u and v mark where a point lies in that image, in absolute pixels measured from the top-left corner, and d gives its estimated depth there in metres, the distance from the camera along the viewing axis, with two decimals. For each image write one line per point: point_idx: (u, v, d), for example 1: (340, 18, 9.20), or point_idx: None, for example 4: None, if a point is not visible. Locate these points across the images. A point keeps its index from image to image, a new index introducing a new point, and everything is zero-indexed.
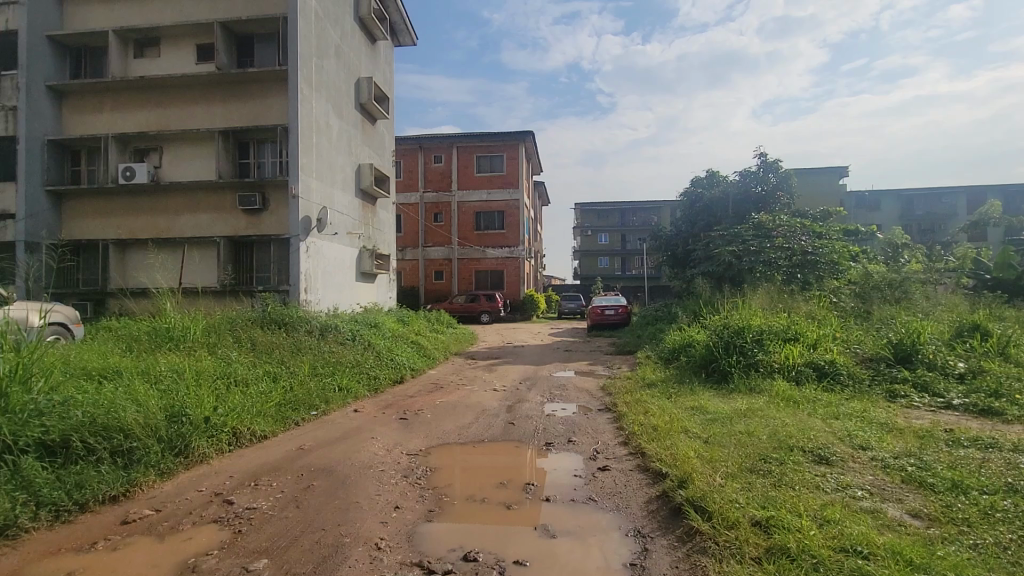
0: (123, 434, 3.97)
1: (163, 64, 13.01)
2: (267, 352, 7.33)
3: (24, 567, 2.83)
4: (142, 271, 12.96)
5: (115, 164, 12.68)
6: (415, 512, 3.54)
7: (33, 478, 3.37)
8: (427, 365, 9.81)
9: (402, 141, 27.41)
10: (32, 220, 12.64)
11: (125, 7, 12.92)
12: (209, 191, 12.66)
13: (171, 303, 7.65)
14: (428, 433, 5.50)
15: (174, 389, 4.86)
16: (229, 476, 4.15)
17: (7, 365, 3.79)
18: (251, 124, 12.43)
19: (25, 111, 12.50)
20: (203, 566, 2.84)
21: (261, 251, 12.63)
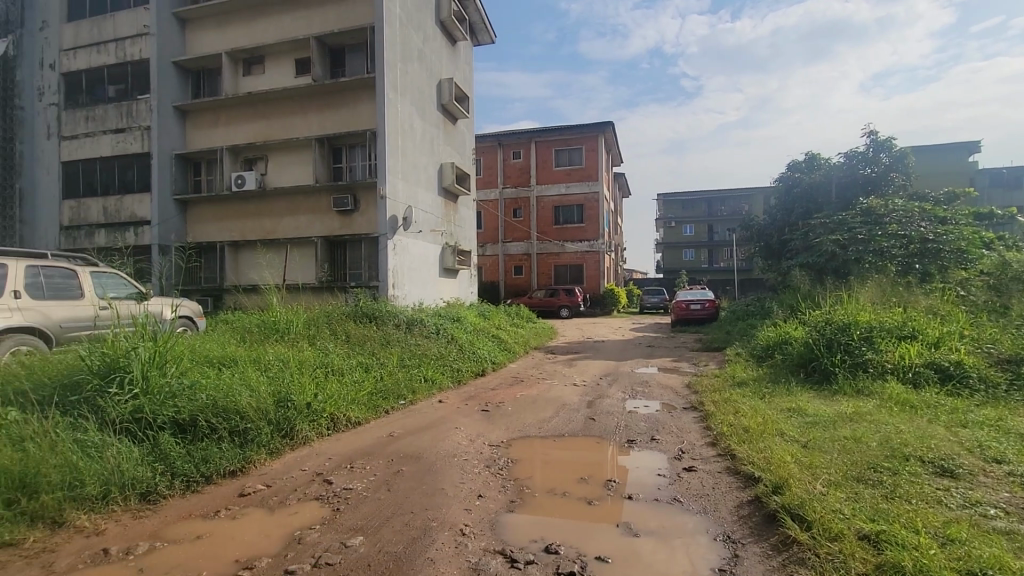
0: (239, 416, 4.41)
1: (268, 79, 14.23)
2: (360, 344, 7.81)
3: (165, 528, 3.26)
4: (252, 269, 14.32)
5: (229, 173, 14.11)
6: (497, 501, 3.62)
7: (169, 452, 3.86)
8: (507, 359, 9.97)
9: (482, 139, 27.95)
10: (164, 226, 14.38)
11: (235, 30, 14.27)
12: (307, 195, 13.69)
13: (276, 298, 8.35)
14: (508, 425, 5.59)
15: (281, 376, 5.33)
16: (328, 458, 4.49)
17: (146, 352, 4.31)
18: (343, 130, 13.26)
19: (157, 130, 14.22)
20: (308, 539, 3.11)
21: (353, 250, 13.43)
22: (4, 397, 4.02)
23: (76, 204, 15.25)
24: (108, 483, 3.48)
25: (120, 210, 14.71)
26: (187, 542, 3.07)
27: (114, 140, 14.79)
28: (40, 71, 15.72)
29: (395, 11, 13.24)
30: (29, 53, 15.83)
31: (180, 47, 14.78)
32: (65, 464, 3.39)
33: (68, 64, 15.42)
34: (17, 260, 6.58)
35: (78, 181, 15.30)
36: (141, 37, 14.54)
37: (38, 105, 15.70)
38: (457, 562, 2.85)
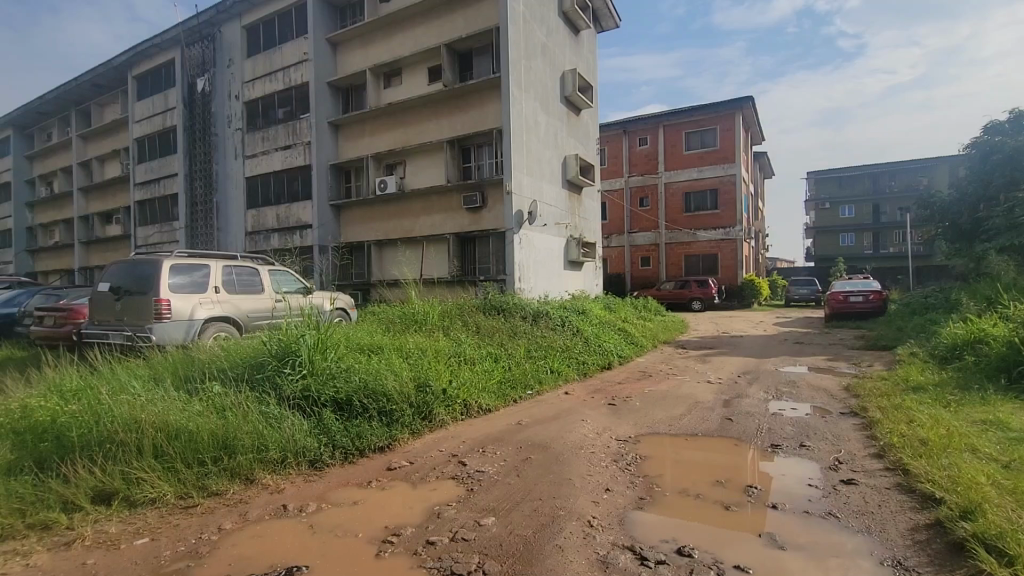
0: (386, 398, 4.86)
1: (405, 89, 15.42)
2: (489, 335, 8.17)
3: (330, 491, 3.74)
4: (394, 265, 15.71)
5: (375, 179, 15.61)
6: (625, 497, 3.54)
7: (330, 426, 4.40)
8: (635, 353, 9.68)
9: (607, 128, 27.40)
10: (323, 228, 16.38)
11: (378, 47, 15.69)
12: (440, 194, 14.61)
13: (414, 291, 9.03)
14: (636, 420, 5.42)
15: (420, 363, 5.77)
16: (463, 441, 4.77)
17: (312, 338, 4.94)
18: (472, 131, 13.90)
19: (316, 144, 16.21)
20: (445, 514, 3.33)
21: (482, 245, 14.02)
22: (210, 372, 4.89)
23: (257, 213, 17.95)
24: (286, 450, 4.08)
25: (289, 217, 17.04)
26: (347, 506, 3.48)
27: (283, 156, 17.11)
28: (228, 102, 18.77)
29: (519, 9, 13.51)
30: (221, 88, 18.96)
31: (332, 69, 16.69)
32: (255, 431, 4.03)
33: (249, 94, 18.16)
34: (215, 261, 7.94)
35: (258, 194, 18.01)
36: (302, 63, 16.59)
37: (228, 131, 18.76)
38: (586, 552, 2.85)
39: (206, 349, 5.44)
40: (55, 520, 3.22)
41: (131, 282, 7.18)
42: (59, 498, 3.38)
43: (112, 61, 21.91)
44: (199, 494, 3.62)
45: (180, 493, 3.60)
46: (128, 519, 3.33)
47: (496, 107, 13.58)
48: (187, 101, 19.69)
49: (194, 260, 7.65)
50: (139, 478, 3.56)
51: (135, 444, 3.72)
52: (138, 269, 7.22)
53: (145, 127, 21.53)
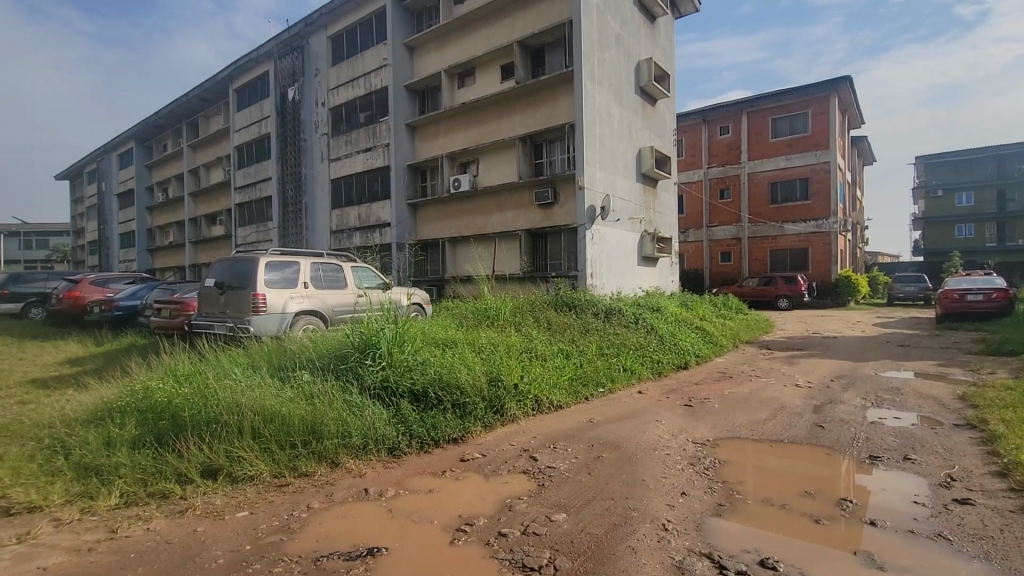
0: (460, 391, 4.99)
1: (478, 88, 15.69)
2: (561, 331, 8.14)
3: (408, 478, 3.91)
4: (467, 262, 16.06)
5: (449, 178, 16.04)
6: (703, 503, 3.39)
7: (407, 417, 4.58)
8: (713, 352, 9.23)
9: (685, 117, 26.31)
10: (401, 227, 17.07)
11: (452, 49, 16.07)
12: (512, 191, 14.73)
13: (487, 287, 9.16)
14: (714, 423, 5.17)
15: (492, 358, 5.86)
16: (534, 436, 4.78)
17: (391, 332, 5.16)
18: (544, 126, 13.88)
19: (395, 146, 16.92)
20: (517, 507, 3.36)
21: (554, 241, 13.97)
22: (300, 361, 5.26)
23: (340, 212, 19.03)
24: (367, 437, 4.31)
25: (370, 216, 17.90)
26: (423, 494, 3.61)
27: (365, 158, 18.00)
28: (316, 109, 20.03)
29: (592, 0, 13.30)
30: (310, 96, 20.26)
31: (409, 73, 17.33)
32: (339, 418, 4.29)
33: (333, 101, 19.27)
34: (304, 258, 8.51)
35: (342, 195, 19.09)
36: (382, 68, 17.34)
37: (316, 136, 20.02)
38: (660, 556, 2.76)
39: (296, 340, 5.86)
40: (171, 490, 3.62)
41: (231, 278, 7.88)
42: (174, 471, 3.79)
43: (217, 77, 24.09)
44: (291, 474, 3.92)
45: (275, 472, 3.91)
46: (231, 493, 3.67)
47: (569, 102, 13.45)
48: (280, 110, 21.26)
49: (286, 257, 8.25)
50: (240, 456, 3.91)
51: (236, 425, 4.09)
52: (238, 266, 7.91)
53: (244, 136, 23.49)
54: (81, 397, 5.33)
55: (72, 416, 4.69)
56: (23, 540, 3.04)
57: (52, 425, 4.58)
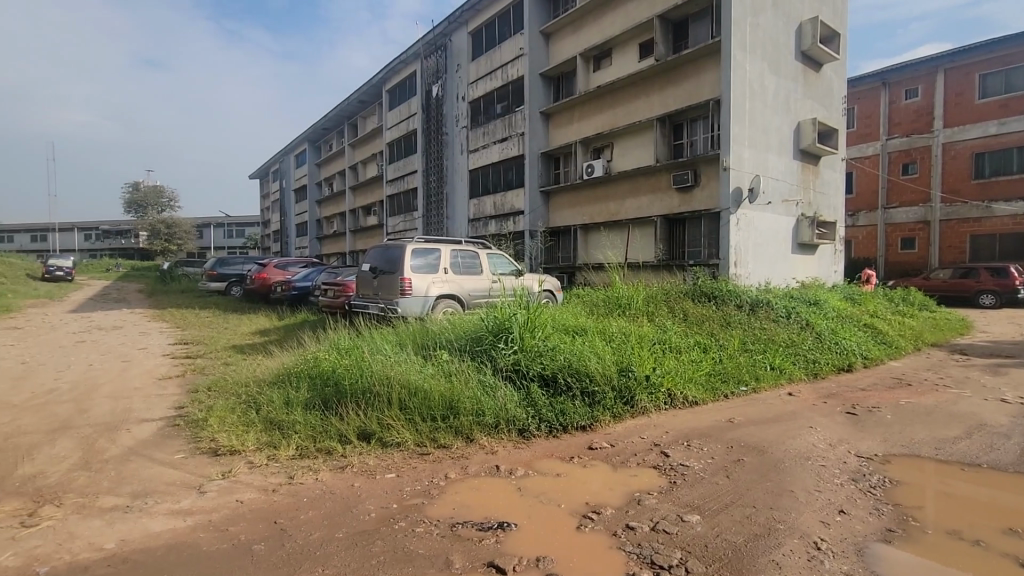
0: (589, 379, 4.96)
1: (614, 70, 15.25)
2: (699, 324, 7.64)
3: (538, 459, 4.00)
4: (599, 249, 15.88)
5: (583, 164, 15.91)
6: (867, 525, 2.95)
7: (537, 401, 4.67)
8: (886, 355, 7.98)
9: (860, 82, 22.92)
10: (534, 215, 17.39)
11: (589, 31, 15.81)
12: (648, 175, 14.14)
13: (619, 275, 8.92)
14: (886, 437, 4.47)
15: (623, 347, 5.71)
16: (666, 431, 4.58)
17: (523, 317, 5.28)
18: (685, 104, 13.05)
19: (529, 134, 17.22)
20: (646, 503, 3.25)
21: (693, 227, 13.15)
22: (441, 342, 5.64)
23: (477, 202, 19.93)
24: (499, 416, 4.49)
25: (504, 204, 18.49)
26: (551, 477, 3.66)
27: (500, 148, 18.60)
28: (457, 103, 21.13)
29: None
30: (451, 91, 21.43)
31: (544, 60, 17.46)
32: (474, 397, 4.53)
33: (473, 94, 20.16)
34: (445, 245, 9.09)
35: (479, 184, 19.97)
36: (518, 58, 17.67)
37: (456, 129, 21.16)
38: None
39: (437, 322, 6.28)
40: (334, 448, 4.14)
41: (383, 263, 8.71)
42: (337, 431, 4.32)
43: (373, 80, 26.60)
44: (432, 445, 4.23)
45: (418, 441, 4.25)
46: (381, 456, 4.08)
47: (715, 75, 12.46)
48: (426, 107, 22.84)
49: (430, 244, 8.88)
50: (389, 424, 4.32)
51: (386, 396, 4.53)
52: (389, 253, 8.71)
53: (395, 133, 25.67)
54: (267, 362, 6.33)
55: (261, 378, 5.60)
56: (227, 476, 3.71)
57: (248, 384, 5.51)
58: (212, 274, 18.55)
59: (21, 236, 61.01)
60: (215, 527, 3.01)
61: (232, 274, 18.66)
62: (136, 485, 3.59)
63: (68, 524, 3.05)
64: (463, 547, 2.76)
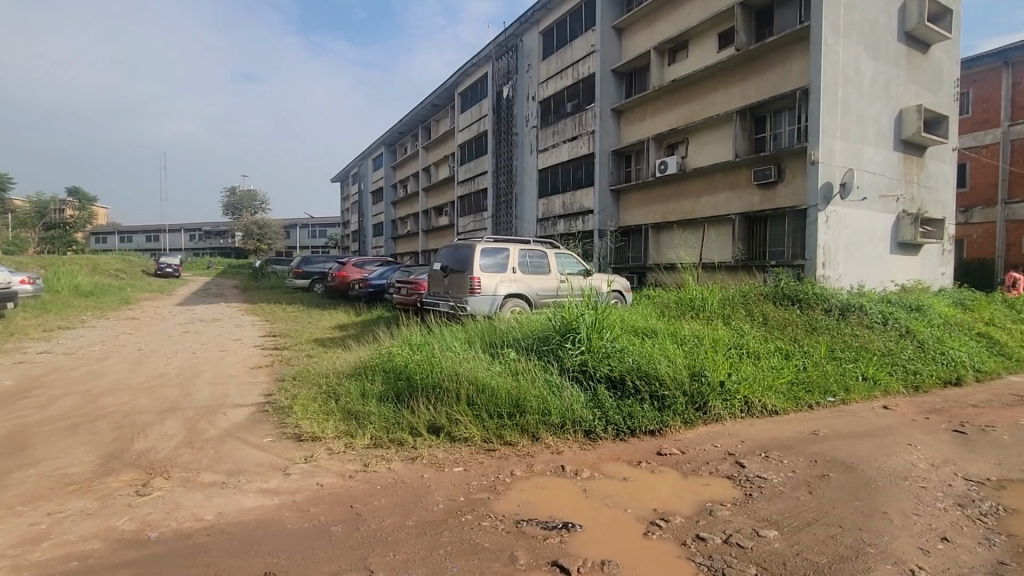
0: (658, 382, 4.82)
1: (691, 62, 14.68)
2: (780, 329, 7.19)
3: (603, 462, 3.94)
4: (672, 249, 15.43)
5: (656, 161, 15.50)
6: (974, 556, 2.65)
7: (603, 402, 4.61)
8: (1005, 368, 7.10)
9: (976, 62, 20.58)
10: (604, 214, 17.13)
11: (664, 23, 15.33)
12: (725, 172, 13.50)
13: (693, 275, 8.57)
14: (1002, 459, 3.99)
15: (696, 351, 5.48)
16: (741, 440, 4.36)
17: (591, 317, 5.20)
18: (768, 96, 12.32)
19: (600, 132, 16.97)
20: (718, 514, 3.11)
21: (775, 226, 12.42)
22: (508, 340, 5.70)
23: (546, 201, 19.93)
24: (565, 416, 4.48)
25: (573, 203, 18.35)
26: (617, 480, 3.60)
27: (570, 147, 18.48)
28: (527, 103, 21.23)
29: None
30: (522, 92, 21.56)
31: (617, 56, 17.14)
32: (540, 396, 4.54)
33: (543, 93, 20.19)
34: (514, 245, 9.17)
35: (548, 184, 19.97)
36: (590, 55, 17.47)
37: (526, 129, 21.28)
38: None
39: (504, 320, 6.34)
40: (406, 439, 4.30)
41: (454, 262, 8.93)
42: (409, 424, 4.49)
43: (446, 84, 27.35)
44: (498, 442, 4.29)
45: (485, 437, 4.33)
46: (450, 449, 4.20)
47: (803, 63, 11.65)
48: (496, 107, 23.14)
49: (499, 244, 8.99)
50: (457, 419, 4.44)
51: (455, 391, 4.65)
52: (459, 253, 8.92)
53: (467, 135, 26.22)
54: (346, 355, 6.70)
55: (340, 370, 5.93)
56: (309, 461, 3.97)
57: (328, 375, 5.85)
58: (298, 272, 19.85)
59: (138, 237, 68.45)
60: (299, 507, 3.23)
61: (315, 271, 19.90)
62: (231, 464, 3.93)
63: (175, 495, 3.40)
64: (528, 544, 2.78)
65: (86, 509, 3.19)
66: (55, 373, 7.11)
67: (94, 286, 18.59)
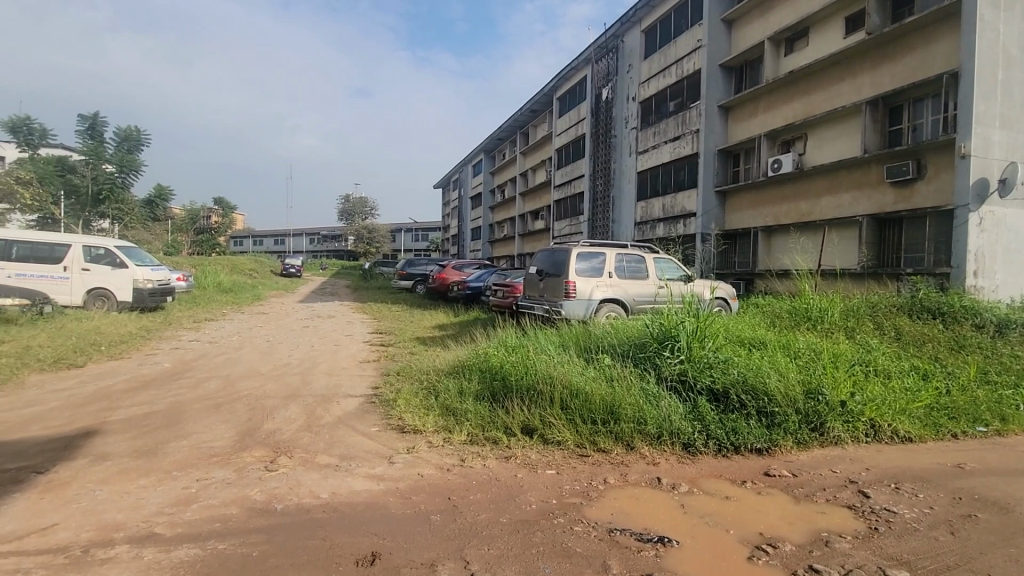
0: (767, 398, 4.48)
1: (812, 51, 13.50)
2: (917, 347, 6.35)
3: (702, 478, 3.74)
4: (786, 254, 14.32)
5: (768, 159, 14.45)
6: None
7: (704, 415, 4.38)
8: None
9: None
10: (708, 216, 16.28)
11: (780, 12, 14.27)
12: (852, 169, 12.23)
13: (810, 284, 7.85)
14: None
15: (812, 366, 5.01)
16: (865, 467, 3.92)
17: (692, 325, 4.97)
18: (906, 82, 10.96)
19: (705, 130, 16.16)
20: (836, 545, 2.83)
21: (913, 229, 11.04)
22: (603, 346, 5.61)
23: (645, 204, 19.38)
24: (662, 427, 4.32)
25: (674, 206, 17.65)
26: (719, 498, 3.41)
27: (672, 147, 17.80)
28: (627, 104, 20.81)
29: None
30: (621, 93, 21.18)
31: (726, 49, 16.24)
32: (636, 404, 4.44)
33: (644, 94, 19.68)
34: (609, 249, 9.02)
35: (647, 186, 19.40)
36: (696, 51, 16.71)
37: (625, 131, 20.85)
38: None
39: (599, 326, 6.26)
40: (500, 438, 4.40)
41: (550, 266, 8.98)
42: (504, 424, 4.58)
43: (545, 89, 27.64)
44: (591, 448, 4.24)
45: (579, 442, 4.30)
46: (543, 451, 4.22)
47: (950, 43, 10.24)
48: (595, 110, 22.93)
49: (595, 248, 8.90)
50: (550, 421, 4.46)
51: (549, 394, 4.69)
52: (555, 256, 8.96)
53: (564, 139, 26.28)
54: (445, 354, 7.01)
55: (440, 368, 6.22)
56: (411, 452, 4.21)
57: (429, 372, 6.16)
58: (402, 274, 21.09)
59: (268, 240, 76.87)
60: (402, 494, 3.44)
61: (417, 274, 21.02)
62: (343, 448, 4.28)
63: (296, 473, 3.78)
64: (621, 554, 2.72)
65: (226, 479, 3.66)
66: (202, 359, 8.20)
67: (233, 284, 21.14)
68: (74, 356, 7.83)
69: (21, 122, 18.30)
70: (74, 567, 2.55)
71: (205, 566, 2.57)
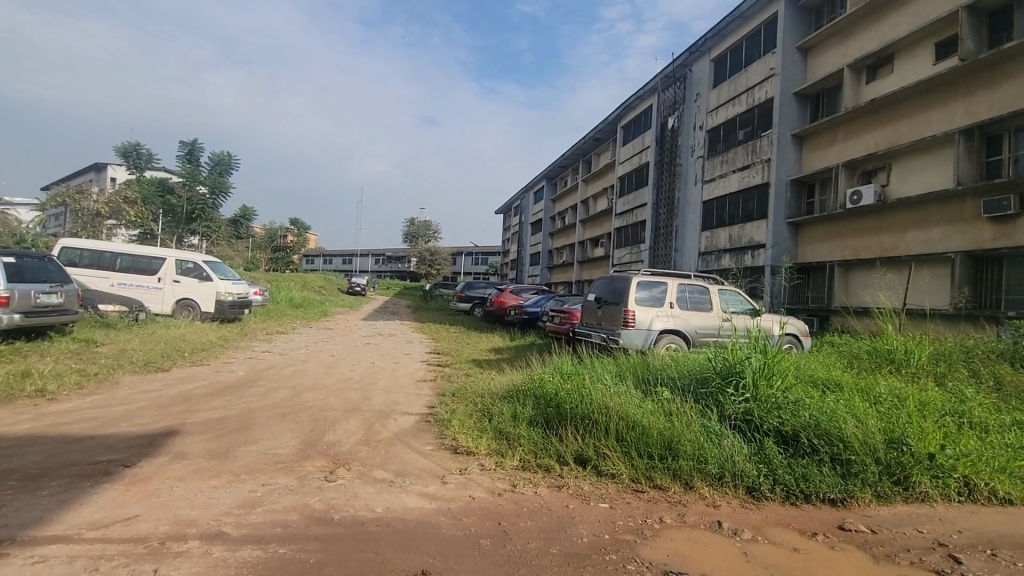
0: (843, 445, 4.15)
1: (897, 79, 12.78)
2: (1019, 399, 5.68)
3: (766, 526, 3.49)
4: (867, 291, 13.47)
5: (846, 190, 13.72)
6: None
7: (771, 459, 4.13)
8: None
9: None
10: (778, 248, 15.57)
11: (862, 39, 13.71)
12: (943, 202, 11.37)
13: (894, 323, 7.27)
14: None
15: (895, 414, 4.59)
16: (957, 530, 3.52)
17: (758, 362, 4.74)
18: (1006, 111, 10.13)
19: (776, 158, 15.60)
20: None
21: (1015, 268, 10.06)
22: (662, 378, 5.45)
23: (710, 234, 18.81)
24: (724, 468, 4.11)
25: (741, 237, 16.98)
26: (785, 549, 3.17)
27: (740, 176, 17.29)
28: (694, 132, 20.50)
29: None
30: (688, 121, 20.93)
31: (801, 78, 15.74)
32: (696, 441, 4.25)
33: (711, 122, 19.35)
34: (672, 278, 8.82)
35: (713, 215, 18.87)
36: (768, 79, 16.28)
37: (691, 159, 20.50)
38: None
39: (659, 357, 6.09)
40: (553, 466, 4.33)
41: (608, 294, 8.86)
42: (557, 452, 4.52)
43: (609, 118, 27.78)
44: (647, 484, 4.07)
45: (634, 476, 4.15)
46: (596, 483, 4.11)
47: None
48: (659, 138, 22.75)
49: (656, 278, 8.72)
50: (605, 453, 4.35)
51: (604, 425, 4.59)
52: (616, 284, 8.82)
53: (627, 167, 26.22)
54: (500, 377, 7.04)
55: (495, 391, 6.24)
56: (464, 473, 4.24)
57: (484, 395, 6.20)
58: (461, 296, 21.52)
59: (338, 259, 81.26)
60: (453, 515, 3.46)
61: (476, 296, 21.36)
62: (399, 465, 4.38)
63: (353, 485, 3.89)
64: None
65: (288, 485, 3.83)
66: (272, 369, 8.70)
67: (304, 300, 22.37)
68: (161, 360, 8.53)
69: (132, 148, 20.46)
70: (150, 557, 2.73)
71: (265, 568, 2.69)
